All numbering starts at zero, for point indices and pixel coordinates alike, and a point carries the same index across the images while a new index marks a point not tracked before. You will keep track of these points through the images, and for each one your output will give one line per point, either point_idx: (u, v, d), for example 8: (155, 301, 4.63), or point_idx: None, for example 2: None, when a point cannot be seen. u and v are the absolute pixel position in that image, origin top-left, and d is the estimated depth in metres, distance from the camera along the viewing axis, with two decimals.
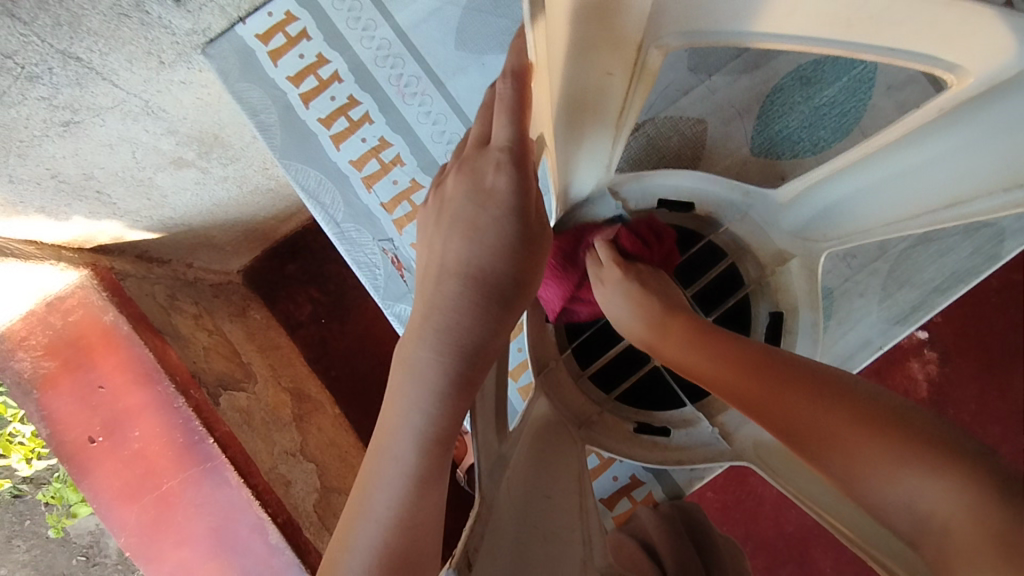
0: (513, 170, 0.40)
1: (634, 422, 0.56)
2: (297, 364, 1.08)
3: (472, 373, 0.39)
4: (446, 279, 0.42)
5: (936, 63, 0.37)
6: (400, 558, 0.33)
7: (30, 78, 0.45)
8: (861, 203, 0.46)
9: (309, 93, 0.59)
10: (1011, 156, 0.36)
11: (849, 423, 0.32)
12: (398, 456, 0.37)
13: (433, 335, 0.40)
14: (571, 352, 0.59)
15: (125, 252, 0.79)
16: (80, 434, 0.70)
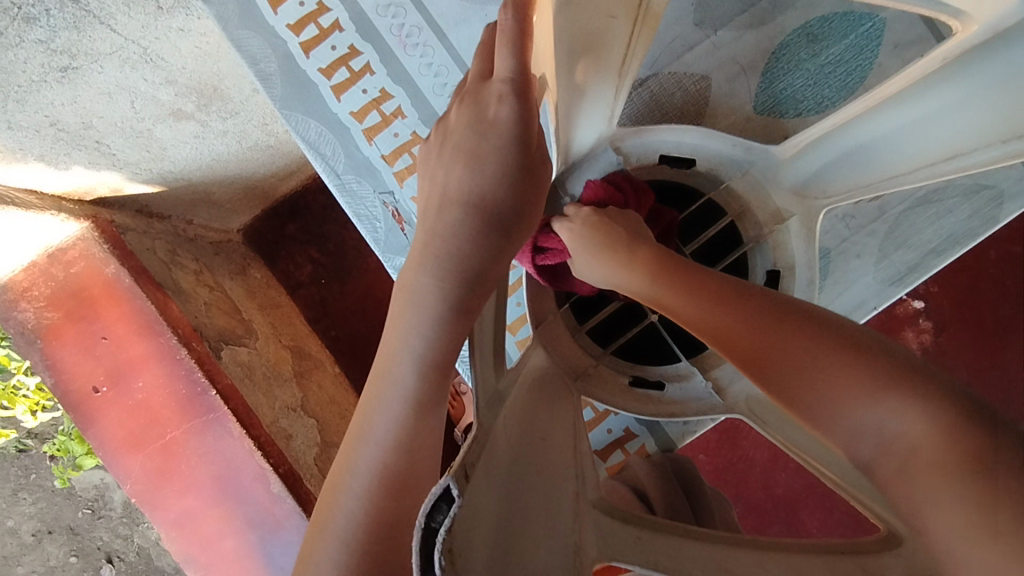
0: (516, 100, 0.40)
1: (630, 375, 0.57)
2: (296, 323, 1.09)
3: (471, 299, 0.40)
4: (447, 208, 0.43)
5: (942, 9, 0.37)
6: (397, 477, 0.35)
7: (27, 19, 0.45)
8: (861, 158, 0.46)
9: (309, 43, 0.58)
10: (1011, 109, 0.36)
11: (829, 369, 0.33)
12: (397, 378, 0.38)
13: (433, 262, 0.41)
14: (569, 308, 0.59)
15: (125, 206, 0.79)
16: (85, 384, 0.71)
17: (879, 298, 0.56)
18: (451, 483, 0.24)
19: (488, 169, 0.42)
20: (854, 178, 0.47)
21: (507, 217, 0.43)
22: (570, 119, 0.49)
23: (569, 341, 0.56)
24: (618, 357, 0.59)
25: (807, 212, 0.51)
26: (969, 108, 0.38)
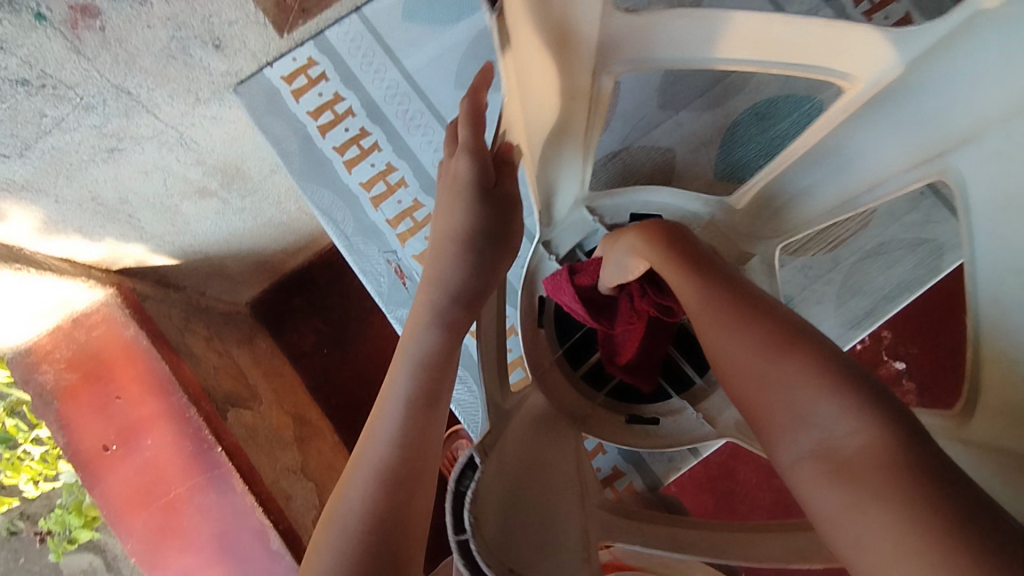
0: (472, 155, 0.49)
1: (625, 413, 0.61)
2: (299, 392, 1.12)
3: (454, 317, 0.47)
4: (444, 246, 0.51)
5: (831, 74, 0.44)
6: (396, 470, 0.39)
7: (86, 108, 0.53)
8: (800, 199, 0.54)
9: (326, 126, 0.66)
10: (910, 145, 0.44)
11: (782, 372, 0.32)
12: (396, 385, 0.43)
13: (430, 283, 0.50)
14: (562, 355, 0.63)
15: (146, 276, 0.85)
16: (95, 443, 0.75)
17: (843, 341, 0.62)
18: (473, 455, 0.40)
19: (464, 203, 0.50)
20: (802, 211, 0.54)
21: (484, 241, 0.51)
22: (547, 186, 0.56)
23: (562, 385, 0.60)
24: (612, 397, 0.62)
25: (766, 251, 0.58)
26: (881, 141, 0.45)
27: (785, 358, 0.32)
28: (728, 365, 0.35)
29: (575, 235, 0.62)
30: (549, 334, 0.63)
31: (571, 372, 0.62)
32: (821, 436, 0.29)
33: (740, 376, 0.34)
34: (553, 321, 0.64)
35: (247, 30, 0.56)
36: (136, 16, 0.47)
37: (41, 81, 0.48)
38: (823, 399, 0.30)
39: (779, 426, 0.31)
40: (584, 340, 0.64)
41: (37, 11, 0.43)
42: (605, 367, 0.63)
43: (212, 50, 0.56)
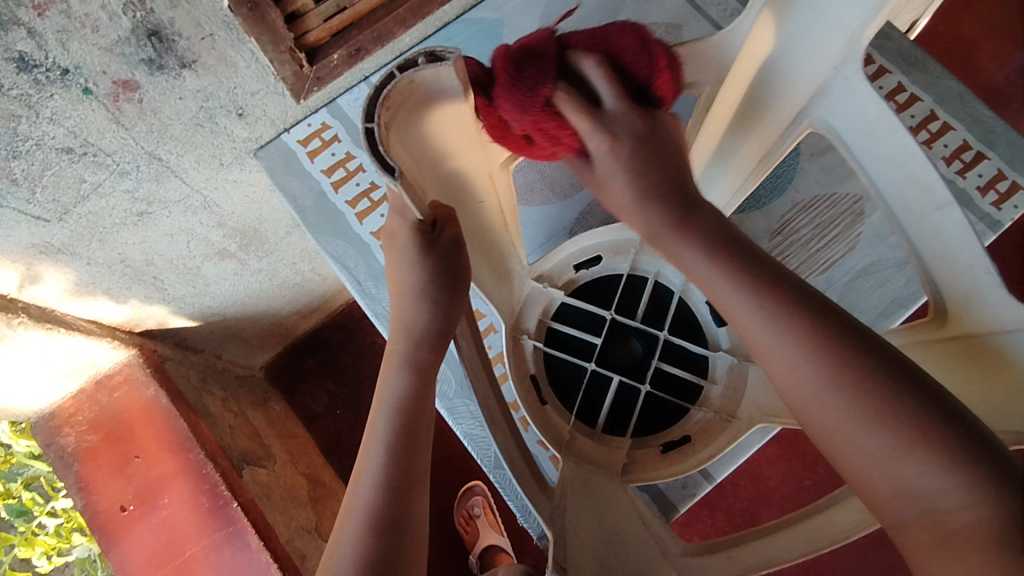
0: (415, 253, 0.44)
1: (659, 444, 0.58)
2: (313, 454, 1.12)
3: (424, 355, 0.45)
4: (401, 295, 0.46)
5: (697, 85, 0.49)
6: (385, 520, 0.40)
7: (121, 174, 0.58)
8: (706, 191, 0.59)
9: (338, 182, 0.71)
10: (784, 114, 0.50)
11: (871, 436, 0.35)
12: (377, 433, 0.43)
13: (402, 332, 0.46)
14: (577, 419, 0.59)
15: (166, 338, 0.88)
16: (113, 504, 0.75)
17: None
18: None
19: (410, 256, 0.44)
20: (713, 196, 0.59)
21: (443, 286, 0.45)
22: (500, 261, 0.57)
23: (585, 440, 0.57)
24: (640, 435, 0.59)
25: None
26: (773, 106, 0.49)
27: (881, 414, 0.34)
28: (808, 406, 0.37)
29: (535, 310, 0.61)
30: (553, 407, 0.59)
31: (596, 431, 0.58)
32: (904, 483, 0.33)
33: (815, 414, 0.37)
34: (553, 390, 0.60)
35: (267, 99, 0.61)
36: (170, 89, 0.53)
37: (83, 149, 0.53)
38: (919, 459, 0.33)
39: (858, 470, 0.35)
40: (586, 396, 0.60)
41: (84, 86, 0.49)
42: (620, 411, 0.59)
43: (235, 118, 0.61)
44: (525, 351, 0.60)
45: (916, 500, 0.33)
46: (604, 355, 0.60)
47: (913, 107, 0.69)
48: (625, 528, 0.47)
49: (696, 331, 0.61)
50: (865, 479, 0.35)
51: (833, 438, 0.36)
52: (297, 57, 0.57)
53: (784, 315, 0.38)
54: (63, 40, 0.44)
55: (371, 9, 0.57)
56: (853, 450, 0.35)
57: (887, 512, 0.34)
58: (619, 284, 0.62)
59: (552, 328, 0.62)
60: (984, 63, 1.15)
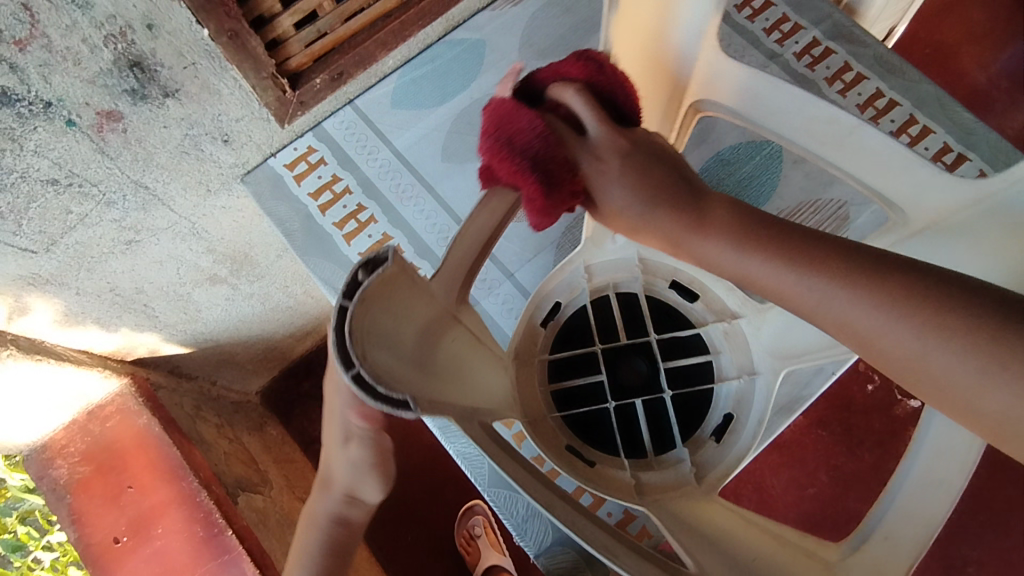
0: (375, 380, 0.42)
1: (710, 436, 0.54)
2: (310, 478, 1.11)
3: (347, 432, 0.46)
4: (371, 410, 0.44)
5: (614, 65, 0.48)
6: None
7: (107, 204, 0.58)
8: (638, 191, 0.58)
9: (325, 205, 0.68)
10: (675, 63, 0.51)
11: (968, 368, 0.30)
12: None
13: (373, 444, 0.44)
14: (622, 453, 0.53)
15: (159, 365, 0.88)
16: (106, 536, 0.74)
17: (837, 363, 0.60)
18: None
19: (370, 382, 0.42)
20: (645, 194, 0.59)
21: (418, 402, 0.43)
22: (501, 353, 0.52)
23: (643, 472, 0.52)
24: (687, 440, 0.54)
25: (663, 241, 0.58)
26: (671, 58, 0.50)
27: (957, 330, 0.31)
28: (881, 350, 0.34)
29: (534, 373, 0.55)
30: (605, 465, 0.52)
31: (652, 461, 0.52)
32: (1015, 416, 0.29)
33: (881, 346, 0.34)
34: (596, 450, 0.53)
35: (252, 125, 0.62)
36: (154, 117, 0.54)
37: (69, 180, 0.54)
38: (982, 365, 0.30)
39: (962, 403, 0.31)
40: (621, 431, 0.54)
41: (68, 118, 0.49)
42: (654, 424, 0.55)
43: (221, 144, 0.62)
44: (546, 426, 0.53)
45: None
46: (613, 381, 0.55)
47: (891, 112, 0.70)
48: (766, 551, 0.38)
49: (677, 317, 0.57)
50: (972, 413, 0.31)
51: (902, 364, 0.33)
52: (281, 82, 0.58)
53: (796, 254, 0.38)
54: (44, 73, 0.45)
55: (354, 32, 0.60)
56: (939, 375, 0.31)
57: (980, 424, 0.31)
58: (589, 313, 0.57)
59: (553, 394, 0.55)
60: (966, 66, 1.17)
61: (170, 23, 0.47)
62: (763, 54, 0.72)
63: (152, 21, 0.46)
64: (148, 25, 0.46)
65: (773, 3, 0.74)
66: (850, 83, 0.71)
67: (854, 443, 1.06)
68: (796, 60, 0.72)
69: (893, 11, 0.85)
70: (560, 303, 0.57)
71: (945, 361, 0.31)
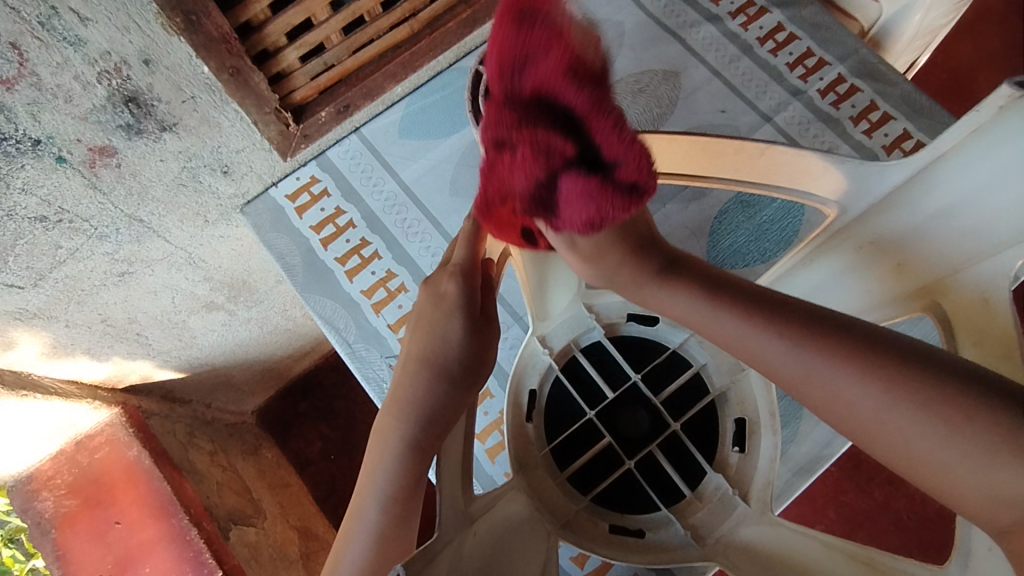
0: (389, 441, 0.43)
1: (731, 446, 0.54)
2: (305, 502, 1.08)
3: (426, 439, 0.42)
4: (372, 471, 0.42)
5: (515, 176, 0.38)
6: None
7: (100, 237, 0.56)
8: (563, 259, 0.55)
9: (328, 238, 0.65)
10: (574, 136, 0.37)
11: (899, 411, 0.30)
12: None
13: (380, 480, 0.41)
14: (663, 503, 0.53)
15: (152, 392, 0.85)
16: (91, 575, 0.71)
17: None
18: None
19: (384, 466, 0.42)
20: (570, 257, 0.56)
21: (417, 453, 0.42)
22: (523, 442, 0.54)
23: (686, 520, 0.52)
24: (709, 453, 0.55)
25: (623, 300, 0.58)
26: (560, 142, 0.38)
27: (901, 387, 0.30)
28: (813, 388, 0.34)
29: (543, 472, 0.54)
30: (652, 528, 0.52)
31: (692, 499, 0.53)
32: (978, 487, 0.27)
33: (816, 386, 0.33)
34: (638, 515, 0.53)
35: (253, 156, 0.59)
36: (150, 152, 0.51)
37: (59, 216, 0.51)
38: (980, 455, 0.27)
39: (895, 456, 0.31)
40: (652, 485, 0.54)
41: (58, 155, 0.46)
42: (675, 456, 0.55)
43: (221, 175, 0.59)
44: (593, 518, 0.53)
45: (997, 504, 0.27)
46: (615, 433, 0.55)
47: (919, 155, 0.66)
48: None
49: (645, 347, 0.58)
50: (933, 473, 0.29)
51: (857, 412, 0.32)
52: (284, 116, 0.56)
53: (783, 325, 0.35)
54: (34, 112, 0.42)
55: (361, 64, 0.58)
56: (884, 423, 0.31)
57: (884, 450, 0.31)
58: (568, 384, 0.57)
59: (571, 480, 0.54)
60: (984, 92, 1.13)
61: (168, 58, 0.45)
62: (787, 90, 0.70)
63: (148, 56, 0.44)
64: (145, 61, 0.44)
65: (798, 36, 0.71)
66: (876, 123, 0.68)
67: (864, 480, 1.03)
68: (820, 97, 0.69)
69: (918, 44, 0.83)
70: (537, 390, 0.57)
71: (875, 408, 0.31)
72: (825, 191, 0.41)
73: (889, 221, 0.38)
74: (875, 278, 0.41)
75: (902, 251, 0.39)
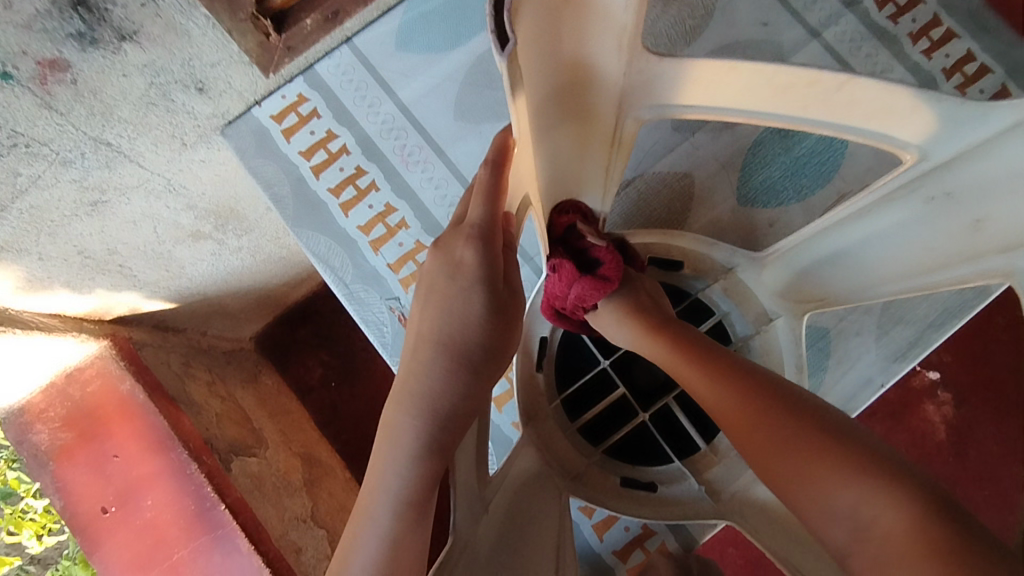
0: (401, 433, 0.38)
1: None
2: (308, 428, 1.07)
3: (447, 436, 0.38)
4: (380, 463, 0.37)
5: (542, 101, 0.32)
6: None
7: (63, 163, 0.49)
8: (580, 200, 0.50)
9: (319, 165, 0.60)
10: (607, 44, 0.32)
11: (797, 447, 0.33)
12: None
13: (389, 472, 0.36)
14: (677, 455, 0.52)
15: (142, 322, 0.82)
16: (93, 505, 0.71)
17: (885, 375, 0.58)
18: None
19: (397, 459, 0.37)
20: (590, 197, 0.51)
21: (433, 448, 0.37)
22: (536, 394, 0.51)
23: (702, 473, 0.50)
24: None
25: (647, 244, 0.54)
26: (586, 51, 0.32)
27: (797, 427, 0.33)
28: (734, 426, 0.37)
29: (553, 423, 0.51)
30: (665, 482, 0.51)
31: (708, 452, 0.51)
32: (845, 515, 0.30)
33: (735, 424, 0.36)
34: (651, 467, 0.52)
35: (231, 70, 0.52)
36: (110, 65, 0.44)
37: (12, 140, 0.44)
38: (839, 488, 0.30)
39: (791, 486, 0.33)
40: (665, 436, 0.53)
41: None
42: (691, 408, 0.53)
43: (195, 93, 0.52)
44: (604, 470, 0.51)
45: (850, 527, 0.29)
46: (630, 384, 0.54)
47: (982, 80, 0.59)
48: None
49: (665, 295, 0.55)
50: (814, 501, 0.31)
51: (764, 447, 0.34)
52: (262, 24, 0.49)
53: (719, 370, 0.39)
54: None
55: None
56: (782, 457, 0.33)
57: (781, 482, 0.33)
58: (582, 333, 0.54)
59: (581, 432, 0.52)
60: None
61: None
62: None
63: None
64: None
65: None
66: (937, 41, 0.60)
67: None
68: (877, 8, 0.61)
69: None
70: (548, 337, 0.54)
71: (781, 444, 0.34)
72: (909, 133, 0.35)
73: (973, 173, 0.34)
74: (946, 229, 0.37)
75: (984, 206, 0.35)
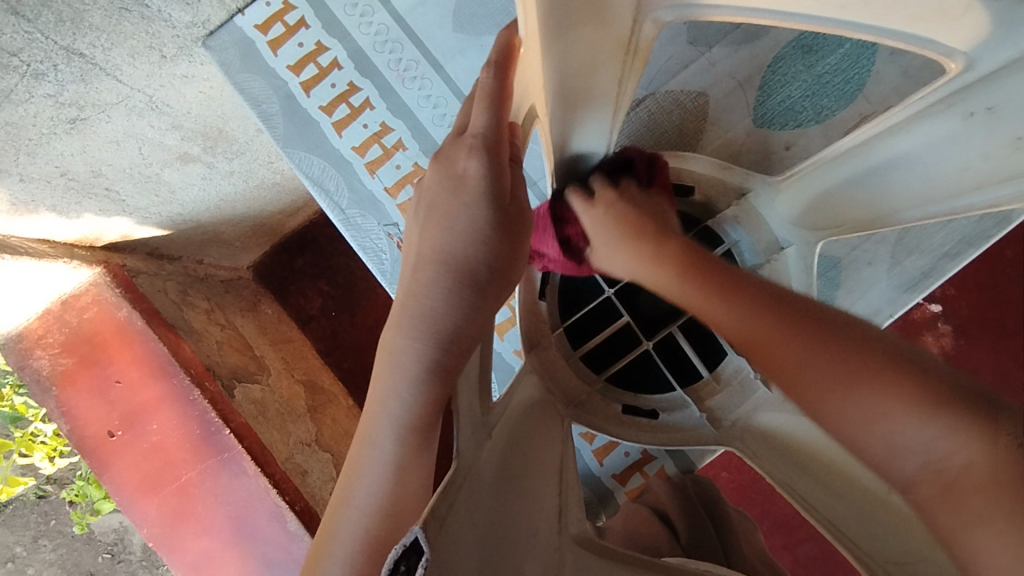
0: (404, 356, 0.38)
1: None
2: (309, 357, 1.08)
3: (449, 362, 0.37)
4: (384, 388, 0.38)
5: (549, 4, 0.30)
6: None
7: (36, 75, 0.45)
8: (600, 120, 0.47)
9: (309, 81, 0.58)
10: None
11: (826, 364, 0.30)
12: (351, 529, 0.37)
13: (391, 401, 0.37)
14: (678, 385, 0.52)
15: (136, 249, 0.80)
16: (99, 429, 0.72)
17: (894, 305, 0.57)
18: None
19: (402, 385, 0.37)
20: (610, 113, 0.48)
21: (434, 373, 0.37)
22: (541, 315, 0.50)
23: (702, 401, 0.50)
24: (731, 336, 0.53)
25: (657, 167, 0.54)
26: None
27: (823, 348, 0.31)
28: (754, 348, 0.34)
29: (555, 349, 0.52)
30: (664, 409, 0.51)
31: (711, 380, 0.51)
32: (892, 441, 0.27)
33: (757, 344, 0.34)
34: (650, 395, 0.53)
35: None
36: None
37: None
38: (883, 406, 0.28)
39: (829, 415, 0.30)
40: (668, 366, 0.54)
41: None
42: (695, 340, 0.54)
43: None
44: (606, 396, 0.52)
45: (909, 454, 0.27)
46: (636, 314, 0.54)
47: None
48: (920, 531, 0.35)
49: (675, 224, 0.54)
50: (859, 428, 0.29)
51: (791, 371, 0.32)
52: None
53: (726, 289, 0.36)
54: None
55: None
56: (809, 378, 0.31)
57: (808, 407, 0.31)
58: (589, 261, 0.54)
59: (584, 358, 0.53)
60: None
61: None
62: None
63: None
64: None
65: None
66: None
67: None
68: None
69: None
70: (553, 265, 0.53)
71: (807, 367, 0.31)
72: (954, 39, 0.32)
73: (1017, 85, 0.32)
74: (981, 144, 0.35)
75: None
